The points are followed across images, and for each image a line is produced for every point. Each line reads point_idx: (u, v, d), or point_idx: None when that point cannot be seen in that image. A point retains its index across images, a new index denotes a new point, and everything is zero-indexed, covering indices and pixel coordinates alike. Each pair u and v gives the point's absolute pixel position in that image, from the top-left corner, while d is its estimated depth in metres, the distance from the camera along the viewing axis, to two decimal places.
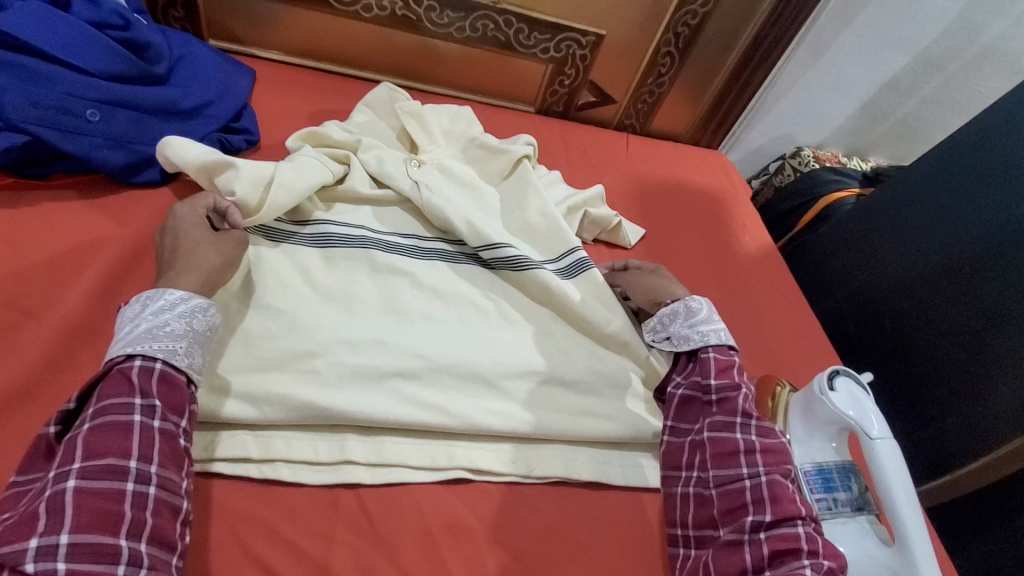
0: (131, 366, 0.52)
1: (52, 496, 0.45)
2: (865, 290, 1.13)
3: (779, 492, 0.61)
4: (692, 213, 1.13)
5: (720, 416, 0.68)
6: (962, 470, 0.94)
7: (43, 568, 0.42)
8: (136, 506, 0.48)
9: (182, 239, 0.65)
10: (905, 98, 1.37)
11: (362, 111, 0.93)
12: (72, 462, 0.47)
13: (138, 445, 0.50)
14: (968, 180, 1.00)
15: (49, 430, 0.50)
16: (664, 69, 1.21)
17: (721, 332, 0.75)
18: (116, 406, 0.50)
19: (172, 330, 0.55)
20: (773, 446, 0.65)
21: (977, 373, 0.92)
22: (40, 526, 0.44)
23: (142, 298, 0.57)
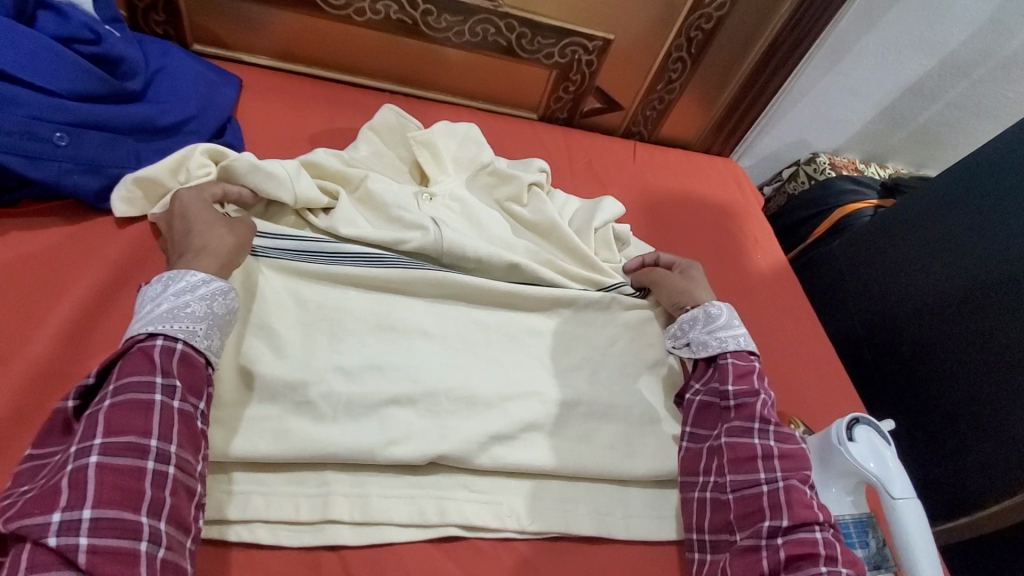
0: (153, 345, 0.52)
1: (74, 471, 0.45)
2: (883, 310, 1.08)
3: (796, 498, 0.60)
4: (704, 228, 1.07)
5: (738, 421, 0.66)
6: (983, 511, 0.90)
7: (67, 543, 0.43)
8: (157, 486, 0.48)
9: (193, 221, 0.63)
10: (927, 103, 1.30)
11: (368, 138, 0.86)
12: (95, 437, 0.47)
13: (158, 424, 0.50)
14: (998, 199, 0.94)
15: (65, 404, 0.51)
16: (675, 75, 1.15)
17: (741, 337, 0.73)
18: (138, 383, 0.50)
19: (192, 312, 0.55)
20: (792, 452, 0.64)
21: (1002, 410, 0.87)
22: (62, 499, 0.44)
23: (164, 277, 0.57)
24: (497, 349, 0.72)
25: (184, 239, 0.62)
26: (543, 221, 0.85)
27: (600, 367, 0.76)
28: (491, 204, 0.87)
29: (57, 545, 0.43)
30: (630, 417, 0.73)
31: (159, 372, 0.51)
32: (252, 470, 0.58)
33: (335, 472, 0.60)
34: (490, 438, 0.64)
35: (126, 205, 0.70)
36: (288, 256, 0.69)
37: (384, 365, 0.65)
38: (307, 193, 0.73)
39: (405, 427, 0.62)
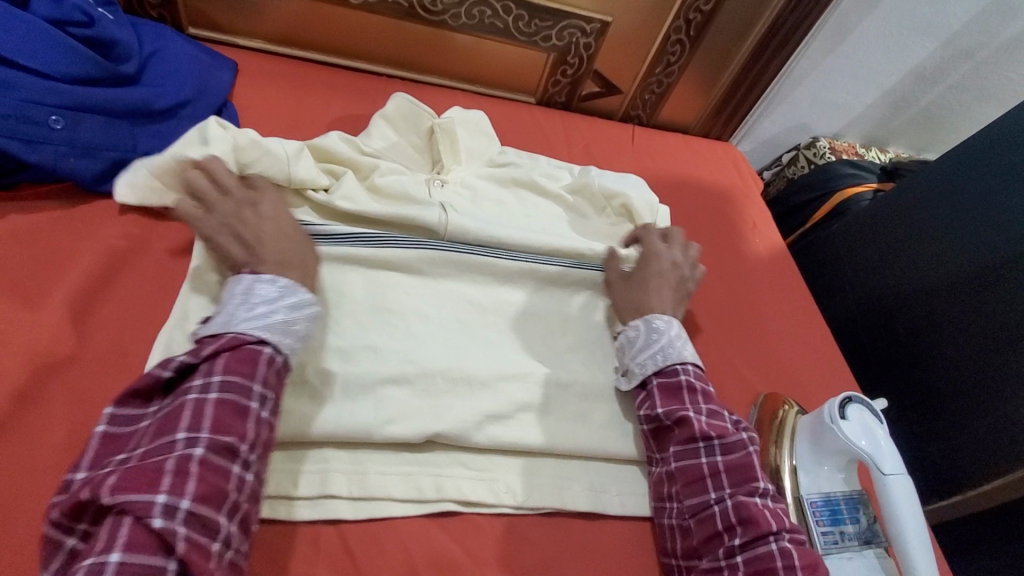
0: (263, 352, 0.54)
1: (180, 459, 0.47)
2: (879, 292, 1.08)
3: (746, 513, 0.58)
4: (703, 213, 1.07)
5: (682, 443, 0.64)
6: (975, 491, 0.91)
7: (168, 526, 0.44)
8: (238, 489, 0.49)
9: (286, 229, 0.64)
10: (930, 86, 1.29)
11: (380, 123, 0.87)
12: (200, 430, 0.49)
13: (252, 430, 0.51)
14: (994, 182, 0.94)
15: (164, 374, 0.52)
16: (674, 57, 1.14)
17: (661, 353, 0.70)
18: (243, 385, 0.52)
19: (297, 330, 0.57)
20: (737, 463, 0.62)
21: (992, 391, 0.88)
22: (165, 484, 0.45)
23: (280, 284, 0.58)
24: (495, 331, 0.74)
25: (283, 243, 0.63)
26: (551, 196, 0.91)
27: (595, 349, 0.77)
28: (505, 183, 0.90)
29: (161, 527, 0.44)
30: (624, 397, 0.74)
31: (258, 380, 0.53)
32: None
33: (332, 450, 0.61)
34: (485, 418, 0.66)
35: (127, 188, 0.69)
36: None
37: (381, 346, 0.66)
38: (304, 171, 0.73)
39: (402, 406, 0.63)
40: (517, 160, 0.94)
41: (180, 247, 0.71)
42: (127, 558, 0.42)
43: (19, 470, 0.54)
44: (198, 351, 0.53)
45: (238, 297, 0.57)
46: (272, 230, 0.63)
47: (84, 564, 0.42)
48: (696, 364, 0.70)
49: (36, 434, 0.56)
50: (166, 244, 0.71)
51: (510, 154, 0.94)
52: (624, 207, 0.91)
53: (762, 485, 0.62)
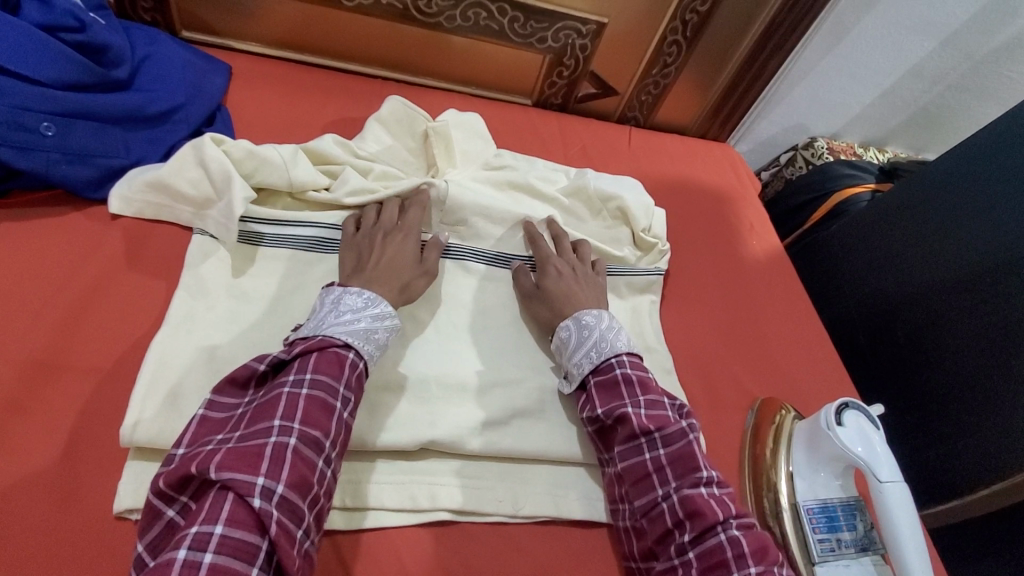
0: (348, 356, 0.58)
1: (277, 446, 0.50)
2: (879, 294, 1.08)
3: (693, 507, 0.57)
4: (699, 214, 1.07)
5: (626, 441, 0.63)
6: (974, 495, 0.90)
7: (265, 507, 0.46)
8: (319, 482, 0.52)
9: (394, 254, 0.71)
10: (929, 86, 1.28)
11: (374, 127, 0.88)
12: (293, 421, 0.52)
13: (335, 427, 0.54)
14: (994, 184, 0.93)
15: (259, 368, 0.56)
16: (670, 58, 1.14)
17: (593, 351, 0.69)
18: (330, 383, 0.55)
19: (378, 339, 0.62)
20: (680, 454, 0.61)
21: (994, 392, 0.87)
22: (263, 468, 0.48)
23: (366, 296, 0.64)
24: (489, 338, 0.74)
25: (391, 266, 0.69)
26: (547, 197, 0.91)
27: None
28: (500, 185, 0.90)
29: (261, 506, 0.46)
30: None
31: (343, 383, 0.56)
32: None
33: None
34: (479, 425, 0.66)
35: (123, 203, 0.71)
36: (279, 241, 0.74)
37: None
38: (304, 175, 0.77)
39: (397, 416, 0.63)
40: (513, 163, 0.94)
41: (171, 254, 0.70)
42: (229, 531, 0.45)
43: (10, 481, 0.53)
44: (291, 350, 0.58)
45: (329, 305, 0.62)
46: (389, 255, 0.71)
47: (188, 532, 0.44)
48: (631, 354, 0.69)
49: (26, 445, 0.55)
50: (158, 251, 0.70)
51: (505, 156, 0.95)
52: (619, 209, 0.92)
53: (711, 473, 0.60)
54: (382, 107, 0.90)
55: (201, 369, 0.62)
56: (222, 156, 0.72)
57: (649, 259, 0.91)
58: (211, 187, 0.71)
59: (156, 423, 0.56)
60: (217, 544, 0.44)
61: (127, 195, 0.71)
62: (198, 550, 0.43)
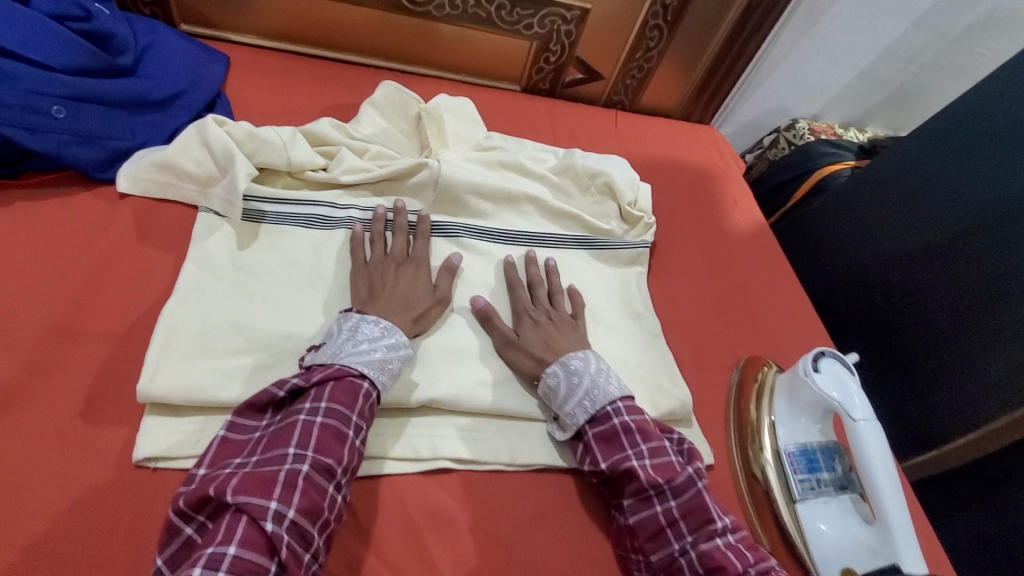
0: (362, 385, 0.60)
1: (290, 472, 0.52)
2: (859, 264, 1.11)
3: (711, 564, 0.57)
4: (684, 191, 1.11)
5: (637, 495, 0.63)
6: (952, 445, 0.94)
7: (276, 530, 0.49)
8: (330, 508, 0.54)
9: (402, 287, 0.72)
10: (904, 65, 1.33)
11: (369, 112, 0.92)
12: (307, 449, 0.55)
13: (347, 455, 0.57)
14: (963, 154, 0.98)
15: (280, 393, 0.59)
16: (653, 42, 1.18)
17: (586, 400, 0.67)
18: (343, 411, 0.58)
19: (393, 369, 0.64)
20: (692, 506, 0.61)
21: (969, 349, 0.91)
22: (276, 492, 0.51)
23: (381, 325, 0.65)
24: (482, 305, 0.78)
25: (402, 296, 0.71)
26: (536, 174, 0.95)
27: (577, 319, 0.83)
28: (492, 165, 0.94)
29: (272, 530, 0.49)
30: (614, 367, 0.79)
31: (356, 411, 0.59)
32: None
33: None
34: (477, 382, 0.70)
35: (130, 182, 0.74)
36: (280, 217, 0.78)
37: None
38: (301, 156, 0.80)
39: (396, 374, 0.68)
40: (503, 144, 0.98)
41: (179, 229, 0.74)
42: (241, 552, 0.47)
43: (37, 435, 0.57)
44: (310, 376, 0.60)
45: (347, 332, 0.64)
46: (398, 289, 0.71)
47: (204, 552, 0.47)
48: (625, 398, 0.68)
49: (48, 403, 0.58)
50: (166, 227, 0.74)
51: (496, 139, 0.98)
52: (607, 183, 0.96)
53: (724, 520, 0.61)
54: (376, 92, 0.94)
55: (210, 332, 0.65)
56: (225, 136, 0.76)
57: (636, 232, 0.95)
58: (215, 166, 0.75)
59: (169, 379, 0.60)
60: (229, 564, 0.46)
61: (133, 172, 0.74)
62: (211, 569, 0.46)
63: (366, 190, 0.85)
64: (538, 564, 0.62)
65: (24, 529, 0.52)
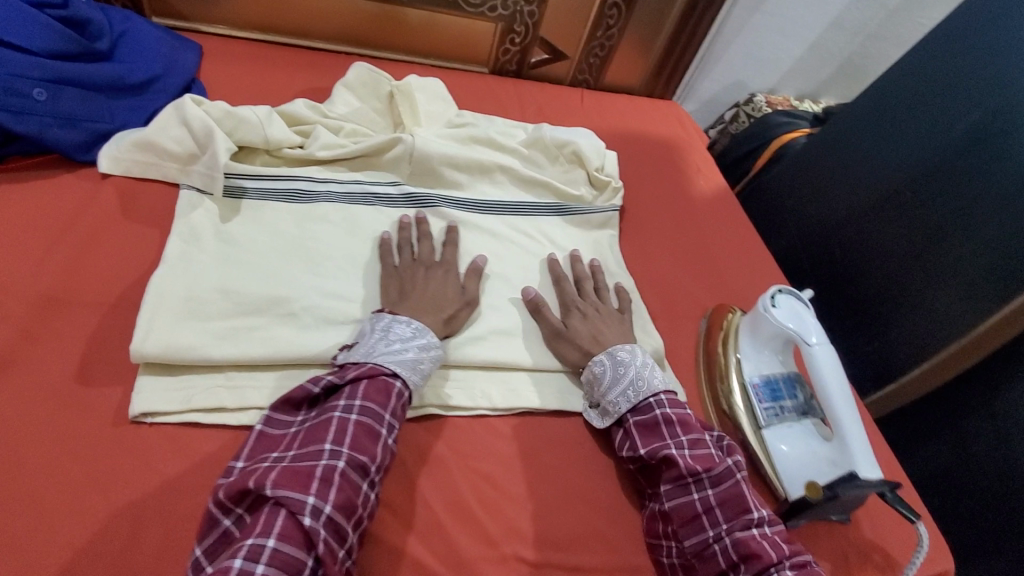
0: (395, 384, 0.63)
1: (326, 467, 0.54)
2: (816, 220, 1.18)
3: (746, 551, 0.58)
4: (649, 160, 1.16)
5: (675, 482, 0.64)
6: (906, 378, 1.01)
7: (314, 525, 0.50)
8: (363, 505, 0.55)
9: (437, 289, 0.74)
10: (851, 37, 1.41)
11: (342, 93, 0.95)
12: (342, 446, 0.56)
13: (380, 453, 0.58)
14: (903, 111, 1.05)
15: (315, 390, 0.61)
16: (612, 21, 1.23)
17: (630, 391, 0.70)
18: (376, 409, 0.60)
19: (424, 368, 0.66)
20: (728, 494, 0.62)
21: (918, 286, 0.98)
22: (313, 488, 0.52)
23: (413, 326, 0.67)
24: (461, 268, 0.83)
25: (433, 296, 0.73)
26: (507, 146, 0.99)
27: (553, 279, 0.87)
28: (464, 140, 0.97)
29: (309, 524, 0.50)
30: None
31: (388, 410, 0.61)
32: (248, 369, 0.66)
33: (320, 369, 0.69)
34: (460, 339, 0.74)
35: (111, 162, 0.77)
36: (260, 192, 0.80)
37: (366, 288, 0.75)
38: (278, 134, 0.83)
39: None
40: (474, 120, 1.01)
41: (162, 206, 0.77)
42: (280, 545, 0.49)
43: (34, 397, 0.59)
44: (344, 374, 0.62)
45: (380, 333, 0.66)
46: (432, 292, 0.74)
47: (244, 544, 0.48)
48: (667, 391, 0.71)
49: (42, 369, 0.60)
50: (147, 205, 0.76)
51: (467, 116, 1.02)
52: (575, 152, 1.00)
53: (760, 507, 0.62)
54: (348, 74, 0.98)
55: (199, 298, 0.68)
56: (204, 115, 0.79)
57: (605, 197, 0.99)
58: (195, 143, 0.78)
59: (161, 339, 0.63)
60: (269, 557, 0.48)
61: (116, 151, 0.77)
62: (252, 560, 0.47)
63: (343, 166, 0.88)
64: (523, 498, 0.66)
65: (27, 483, 0.55)
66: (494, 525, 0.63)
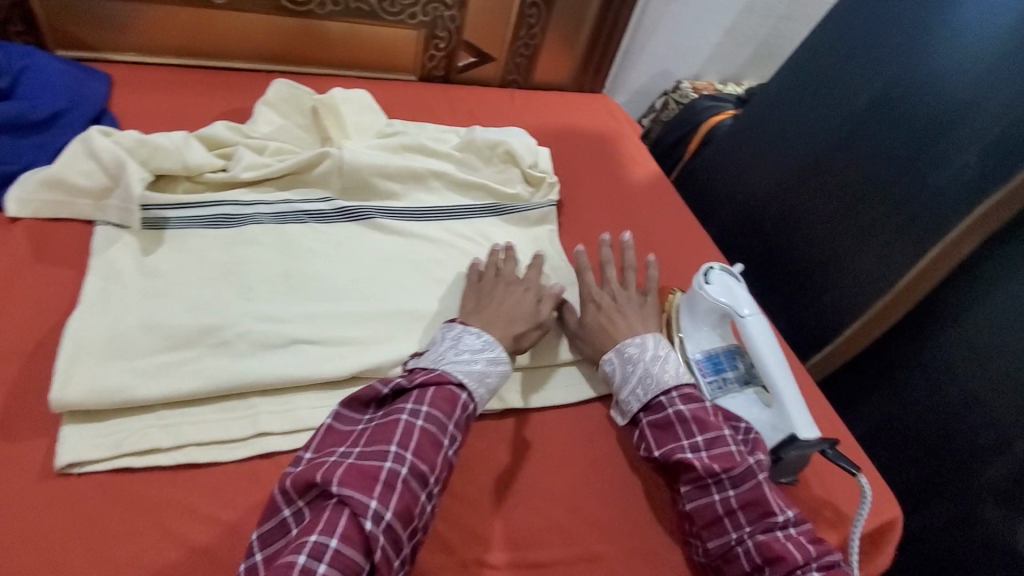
0: (461, 396, 0.64)
1: (390, 472, 0.56)
2: (745, 197, 1.22)
3: (771, 554, 0.61)
4: (584, 153, 1.18)
5: (698, 481, 0.66)
6: (841, 338, 1.06)
7: (374, 531, 0.52)
8: (421, 514, 0.57)
9: (498, 299, 0.76)
10: (763, 19, 1.47)
11: (264, 112, 0.93)
12: (406, 451, 0.58)
13: (441, 462, 0.60)
14: (814, 86, 1.11)
15: (383, 391, 0.63)
16: (533, 20, 1.24)
17: (639, 389, 0.72)
18: (440, 417, 0.61)
19: (490, 383, 0.67)
20: (751, 497, 0.64)
21: (842, 249, 1.03)
22: (376, 491, 0.54)
23: (483, 338, 0.68)
24: (403, 278, 0.82)
25: (495, 307, 0.74)
26: (439, 150, 0.98)
27: None
28: (395, 149, 0.96)
29: (371, 529, 0.52)
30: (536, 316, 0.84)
31: (453, 420, 0.62)
32: (182, 405, 0.64)
33: (260, 397, 0.67)
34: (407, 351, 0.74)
35: (20, 205, 0.73)
36: (183, 220, 0.77)
37: (305, 309, 0.74)
38: (198, 159, 0.81)
39: (320, 354, 0.70)
40: (404, 129, 1.00)
41: (77, 246, 0.73)
42: (342, 547, 0.51)
43: None
44: (412, 378, 0.64)
45: (450, 342, 0.68)
46: (498, 304, 0.75)
47: (308, 539, 0.50)
48: (680, 388, 0.72)
49: None
50: (60, 246, 0.73)
51: (396, 125, 1.01)
52: (509, 152, 1.01)
53: (783, 505, 0.64)
54: (268, 91, 0.95)
55: (125, 337, 0.65)
56: (115, 146, 0.76)
57: (541, 193, 1.00)
58: (107, 176, 0.75)
59: (84, 383, 0.60)
60: (331, 556, 0.50)
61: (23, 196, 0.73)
62: (315, 559, 0.49)
63: (270, 186, 0.86)
64: (479, 501, 0.66)
65: None
66: (453, 533, 0.64)
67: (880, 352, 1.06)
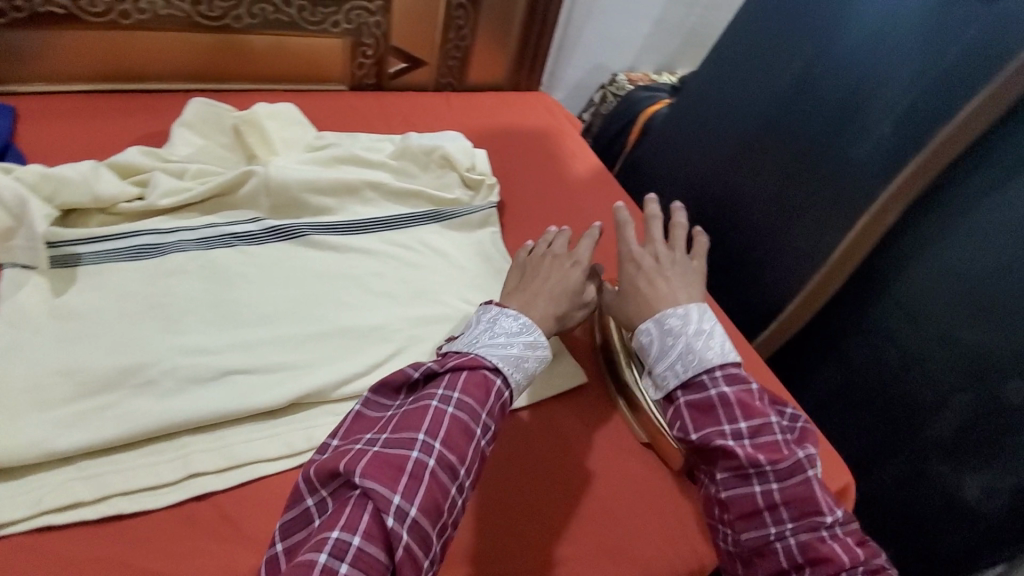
0: (495, 381, 0.63)
1: (417, 464, 0.54)
2: (683, 184, 1.24)
3: (814, 555, 0.60)
4: (524, 152, 1.18)
5: (736, 470, 0.65)
6: (784, 314, 1.09)
7: (396, 528, 0.50)
8: (450, 510, 0.55)
9: (541, 278, 0.79)
10: (690, 8, 1.50)
11: (181, 133, 0.89)
12: (435, 439, 0.56)
13: (471, 455, 0.58)
14: (739, 72, 1.14)
15: (416, 375, 0.62)
16: (462, 21, 1.23)
17: (678, 365, 0.70)
18: (472, 405, 0.59)
19: (529, 366, 0.67)
20: (794, 492, 0.63)
21: (778, 227, 1.06)
22: (402, 484, 0.52)
23: (522, 321, 0.70)
24: (341, 295, 0.80)
25: (538, 285, 0.78)
26: (372, 160, 0.96)
27: (442, 287, 0.85)
28: (327, 163, 0.93)
29: (393, 526, 0.50)
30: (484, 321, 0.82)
31: (486, 408, 0.61)
32: (106, 454, 0.60)
33: (191, 435, 0.64)
34: (350, 370, 0.72)
35: None
36: (97, 256, 0.73)
37: (238, 338, 0.71)
38: (109, 189, 0.76)
39: (256, 383, 0.67)
40: (335, 141, 0.98)
41: None
42: (364, 544, 0.49)
43: None
44: (446, 361, 0.64)
45: (487, 325, 0.69)
46: (541, 282, 0.78)
47: (330, 535, 0.49)
48: (724, 366, 0.69)
49: None
50: None
51: (327, 137, 0.98)
52: (445, 156, 0.98)
53: (828, 503, 0.63)
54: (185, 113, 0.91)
55: (35, 387, 0.61)
56: (15, 181, 0.71)
57: (482, 195, 0.99)
58: (7, 216, 0.69)
59: None
60: (353, 555, 0.48)
61: None
62: (336, 557, 0.47)
63: (192, 211, 0.82)
64: None
65: None
66: None
67: (823, 323, 1.10)
